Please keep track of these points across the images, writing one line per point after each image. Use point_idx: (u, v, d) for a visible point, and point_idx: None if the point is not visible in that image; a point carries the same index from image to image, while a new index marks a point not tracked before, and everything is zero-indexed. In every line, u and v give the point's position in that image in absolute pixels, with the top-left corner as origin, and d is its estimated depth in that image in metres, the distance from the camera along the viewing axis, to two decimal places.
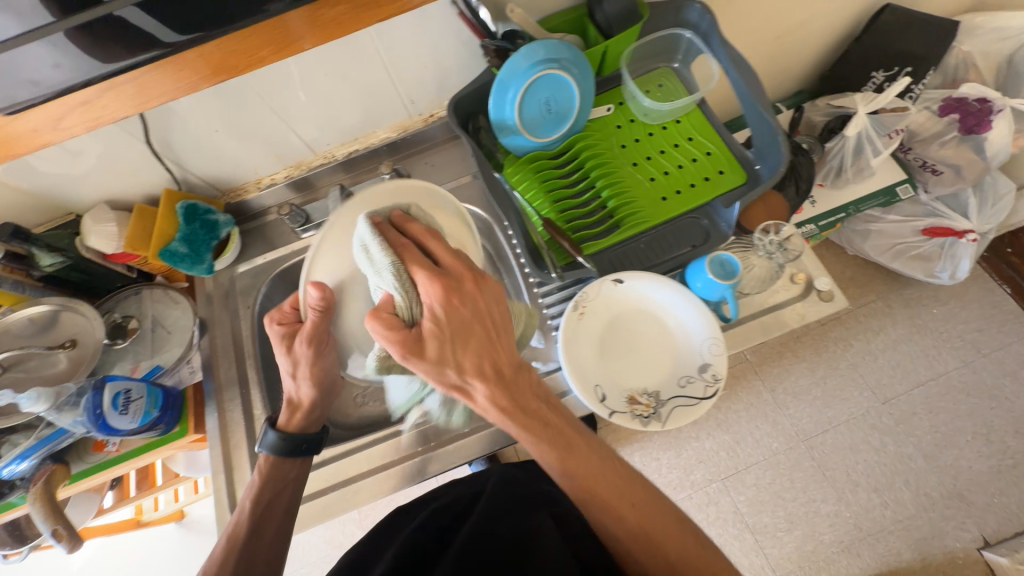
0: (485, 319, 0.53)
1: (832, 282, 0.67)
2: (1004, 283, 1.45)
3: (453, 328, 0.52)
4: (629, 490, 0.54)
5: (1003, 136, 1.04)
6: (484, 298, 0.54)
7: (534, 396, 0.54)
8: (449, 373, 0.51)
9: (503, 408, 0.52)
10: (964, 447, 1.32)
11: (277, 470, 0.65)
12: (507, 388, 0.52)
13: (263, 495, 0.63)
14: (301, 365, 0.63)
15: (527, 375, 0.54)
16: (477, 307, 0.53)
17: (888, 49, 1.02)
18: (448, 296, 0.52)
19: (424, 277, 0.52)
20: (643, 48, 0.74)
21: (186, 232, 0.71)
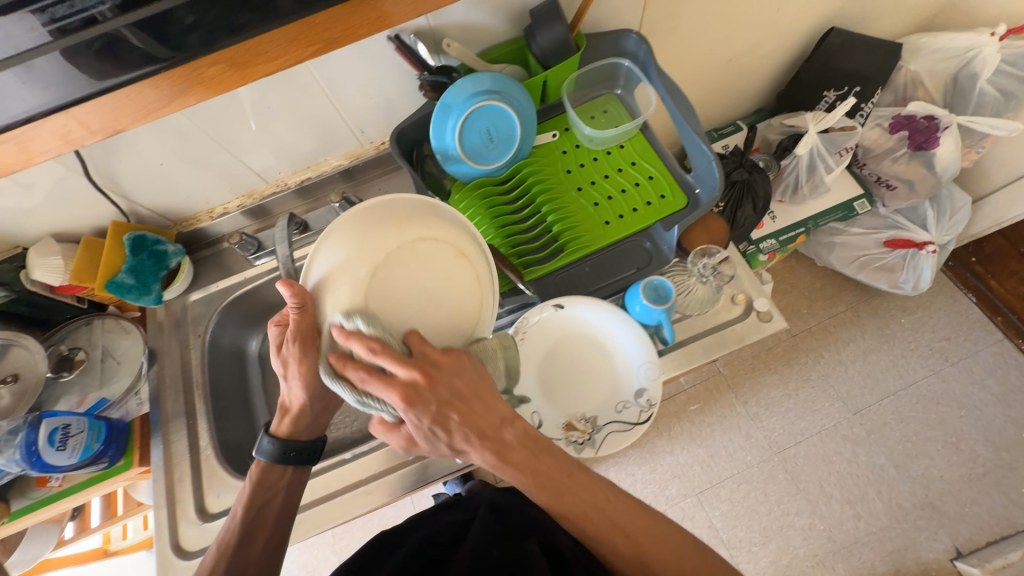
0: (455, 401, 0.49)
1: (771, 303, 0.68)
2: (970, 292, 1.46)
3: (433, 425, 0.48)
4: (614, 514, 0.53)
5: (950, 151, 1.07)
6: (451, 387, 0.48)
7: (523, 451, 0.51)
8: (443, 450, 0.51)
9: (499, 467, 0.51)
10: (935, 456, 1.32)
11: (272, 479, 0.61)
12: (498, 455, 0.50)
13: (254, 503, 0.60)
14: (289, 363, 0.55)
15: (510, 436, 0.51)
16: (444, 398, 0.48)
17: (837, 69, 1.05)
18: (415, 403, 0.47)
19: (384, 393, 0.46)
20: (585, 76, 0.76)
21: (132, 263, 0.71)
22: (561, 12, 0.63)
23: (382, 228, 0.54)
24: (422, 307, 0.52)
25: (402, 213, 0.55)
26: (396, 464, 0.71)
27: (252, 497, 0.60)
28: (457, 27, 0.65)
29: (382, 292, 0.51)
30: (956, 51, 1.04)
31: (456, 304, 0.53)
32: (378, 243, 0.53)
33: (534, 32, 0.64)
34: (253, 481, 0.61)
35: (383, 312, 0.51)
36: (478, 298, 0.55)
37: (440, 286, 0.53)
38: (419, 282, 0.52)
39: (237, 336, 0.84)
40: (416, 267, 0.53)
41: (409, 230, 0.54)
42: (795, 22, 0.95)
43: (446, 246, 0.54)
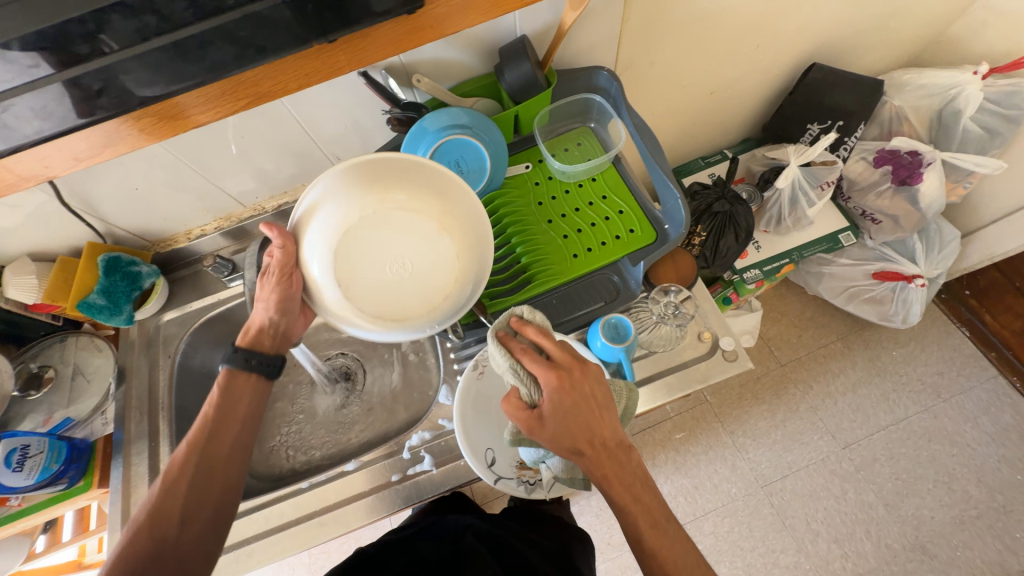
0: (593, 398, 0.51)
1: (736, 341, 0.69)
2: (963, 326, 1.42)
3: (568, 411, 0.49)
4: (684, 558, 0.48)
5: (934, 187, 1.07)
6: (590, 383, 0.51)
7: (634, 478, 0.50)
8: (563, 445, 0.50)
9: (604, 480, 0.50)
10: (926, 496, 1.27)
11: (245, 390, 0.58)
12: (608, 469, 0.49)
13: (219, 414, 0.55)
14: (265, 287, 0.58)
15: (628, 458, 0.50)
16: (583, 389, 0.50)
17: (820, 104, 1.05)
18: (561, 386, 0.50)
19: (539, 366, 0.50)
20: (558, 110, 0.77)
21: (105, 284, 0.72)
22: (528, 51, 0.64)
23: (368, 189, 0.54)
24: (398, 265, 0.55)
25: (393, 173, 0.55)
26: (350, 496, 0.66)
27: (221, 405, 0.56)
28: (428, 64, 0.65)
29: (364, 249, 0.55)
30: (939, 89, 1.04)
31: (433, 273, 0.57)
32: (365, 202, 0.54)
33: (502, 70, 0.65)
34: (219, 389, 0.57)
35: (361, 260, 0.55)
36: (455, 273, 0.57)
37: (417, 251, 0.56)
38: (399, 241, 0.55)
39: (209, 357, 0.84)
40: (398, 233, 0.55)
41: (402, 193, 0.55)
42: (776, 58, 0.95)
43: (428, 215, 0.56)
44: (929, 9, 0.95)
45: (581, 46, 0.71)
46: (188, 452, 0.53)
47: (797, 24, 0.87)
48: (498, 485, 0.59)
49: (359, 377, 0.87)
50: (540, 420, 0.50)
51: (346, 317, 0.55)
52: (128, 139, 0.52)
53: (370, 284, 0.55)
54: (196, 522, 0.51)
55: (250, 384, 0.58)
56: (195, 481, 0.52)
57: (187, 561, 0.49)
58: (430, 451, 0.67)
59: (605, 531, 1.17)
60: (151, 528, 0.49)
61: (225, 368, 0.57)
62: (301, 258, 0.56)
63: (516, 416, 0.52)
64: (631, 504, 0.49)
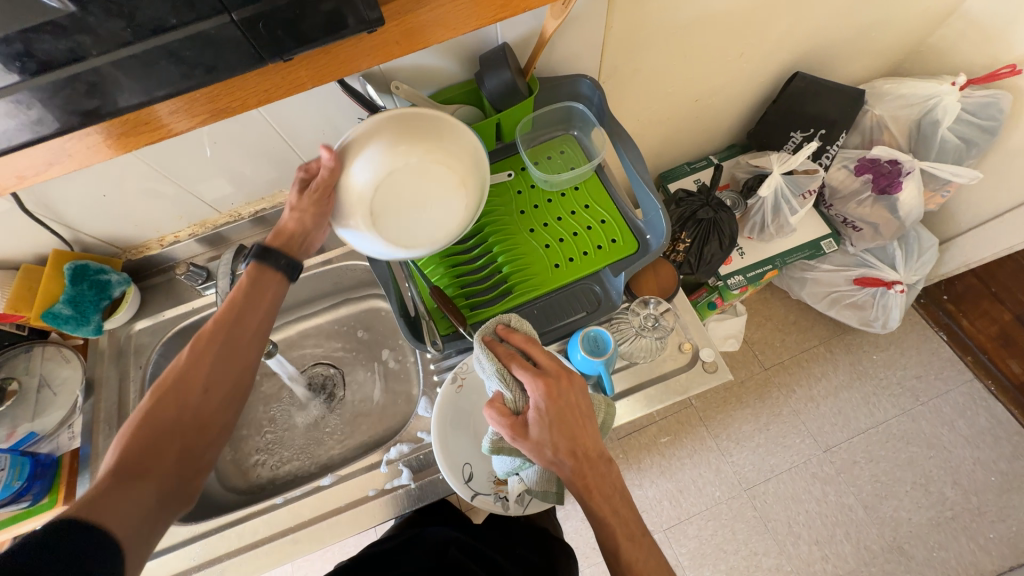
0: (578, 407, 0.50)
1: (716, 352, 0.69)
2: (940, 330, 1.45)
3: (553, 419, 0.49)
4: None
5: (913, 196, 1.09)
6: (575, 391, 0.51)
7: (613, 491, 0.49)
8: (546, 454, 0.48)
9: (585, 491, 0.48)
10: (903, 498, 1.30)
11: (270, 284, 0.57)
12: (589, 479, 0.48)
13: (245, 299, 0.54)
14: (304, 201, 0.55)
15: (608, 470, 0.49)
16: (569, 399, 0.50)
17: (804, 113, 1.06)
18: (548, 393, 0.49)
19: (527, 373, 0.50)
20: (541, 118, 0.76)
21: (72, 293, 0.70)
22: (509, 59, 0.62)
23: (403, 137, 0.52)
24: (412, 207, 0.53)
25: (416, 125, 0.53)
26: (326, 511, 0.65)
27: (248, 290, 0.55)
28: (407, 71, 0.64)
29: (384, 202, 0.52)
30: (919, 99, 1.05)
31: (453, 224, 0.56)
32: (384, 155, 0.51)
33: (482, 77, 0.64)
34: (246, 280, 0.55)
35: (378, 195, 0.52)
36: (455, 224, 0.56)
37: (431, 201, 0.54)
38: (417, 186, 0.53)
39: None
40: (417, 184, 0.52)
41: (435, 148, 0.52)
42: (760, 66, 0.96)
43: (450, 168, 0.53)
44: (909, 20, 0.96)
45: (563, 54, 0.70)
46: (215, 329, 0.53)
47: (781, 33, 0.87)
48: (474, 501, 0.58)
49: (338, 387, 0.86)
50: (525, 426, 0.49)
51: (355, 239, 0.54)
52: (75, 157, 0.43)
53: (393, 233, 0.54)
54: (214, 401, 0.51)
55: (274, 280, 0.57)
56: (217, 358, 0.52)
57: (200, 438, 0.50)
58: (408, 465, 0.66)
59: (590, 536, 1.17)
60: (171, 397, 0.50)
61: (251, 263, 0.55)
62: (345, 183, 0.53)
63: (499, 424, 0.50)
64: (610, 516, 0.48)
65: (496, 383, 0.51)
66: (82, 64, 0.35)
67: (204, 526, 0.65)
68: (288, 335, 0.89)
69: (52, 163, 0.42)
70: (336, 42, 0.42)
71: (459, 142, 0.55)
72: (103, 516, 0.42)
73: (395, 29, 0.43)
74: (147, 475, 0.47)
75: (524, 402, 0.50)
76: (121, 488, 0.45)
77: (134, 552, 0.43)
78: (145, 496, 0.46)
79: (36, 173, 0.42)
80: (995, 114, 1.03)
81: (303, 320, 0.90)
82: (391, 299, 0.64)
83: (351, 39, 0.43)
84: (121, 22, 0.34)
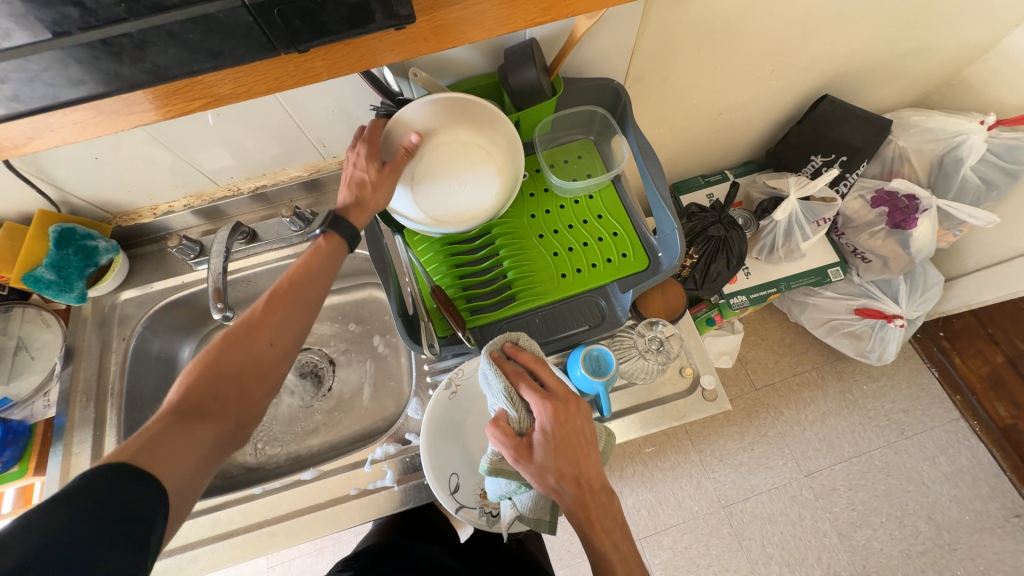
0: (584, 434, 0.49)
1: (716, 380, 0.68)
2: (933, 366, 1.44)
3: (559, 443, 0.48)
4: None
5: (926, 233, 1.07)
6: (579, 416, 0.50)
7: (614, 524, 0.48)
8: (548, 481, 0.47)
9: (586, 522, 0.47)
10: (877, 528, 1.30)
11: (336, 251, 0.56)
12: (592, 510, 0.47)
13: (319, 263, 0.54)
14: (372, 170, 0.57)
15: (610, 501, 0.49)
16: (575, 424, 0.49)
17: (827, 137, 1.03)
18: (556, 417, 0.49)
19: (535, 395, 0.49)
20: (561, 119, 0.73)
21: (56, 258, 0.66)
22: (536, 57, 0.59)
23: (457, 121, 0.61)
24: (451, 180, 0.62)
25: (455, 109, 0.59)
26: (303, 508, 0.64)
27: (320, 255, 0.55)
28: (427, 60, 0.60)
29: (428, 174, 0.61)
30: (945, 135, 1.03)
31: (483, 204, 0.64)
32: (433, 134, 0.60)
33: (505, 74, 0.60)
34: (319, 245, 0.55)
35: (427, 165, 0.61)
36: (484, 203, 0.64)
37: (467, 177, 0.62)
38: (459, 161, 0.61)
39: (169, 342, 0.80)
40: (455, 164, 0.61)
41: (480, 134, 0.62)
42: (790, 84, 0.93)
43: (490, 155, 0.62)
44: (945, 51, 0.93)
45: (591, 57, 0.67)
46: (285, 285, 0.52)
47: (814, 53, 0.84)
48: (458, 514, 0.57)
49: (327, 374, 0.85)
50: (529, 449, 0.48)
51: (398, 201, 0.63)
52: (59, 132, 0.39)
53: (429, 203, 0.63)
54: (274, 357, 0.50)
55: (337, 246, 0.56)
56: (284, 316, 0.51)
57: (256, 393, 0.49)
58: (393, 466, 0.65)
59: (566, 539, 1.18)
60: (235, 349, 0.49)
61: (328, 232, 0.55)
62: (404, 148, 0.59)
63: (501, 446, 0.48)
64: (612, 553, 0.47)
65: (501, 402, 0.51)
66: (69, 38, 0.32)
67: None
68: None
69: (33, 137, 0.39)
70: (360, 37, 0.39)
71: (492, 131, 0.62)
72: (160, 459, 0.42)
73: (426, 24, 0.40)
74: (205, 420, 0.46)
75: (529, 424, 0.49)
76: (182, 428, 0.44)
77: (181, 501, 0.42)
78: (200, 442, 0.45)
79: (16, 146, 0.39)
80: (1020, 158, 1.00)
81: None
82: (390, 296, 0.61)
83: (375, 34, 0.39)
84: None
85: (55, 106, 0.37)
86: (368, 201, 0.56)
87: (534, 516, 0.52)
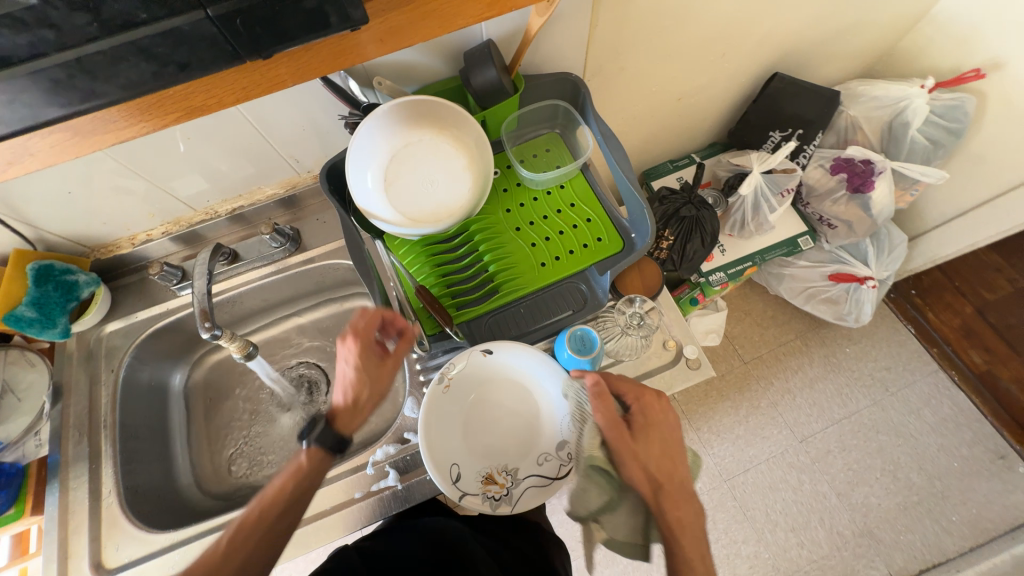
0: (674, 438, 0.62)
1: (699, 349, 0.70)
2: (908, 323, 1.49)
3: (655, 436, 0.61)
4: None
5: (884, 195, 1.12)
6: (672, 417, 0.63)
7: (695, 526, 0.58)
8: (643, 465, 0.60)
9: (672, 514, 0.58)
10: (873, 484, 1.34)
11: (321, 467, 0.58)
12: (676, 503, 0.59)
13: (295, 486, 0.56)
14: (357, 373, 0.61)
15: (692, 503, 0.60)
16: (668, 427, 0.62)
17: (782, 112, 1.08)
18: (654, 417, 0.62)
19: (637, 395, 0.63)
20: (526, 116, 0.76)
21: (36, 295, 0.66)
22: (495, 56, 0.61)
23: (421, 121, 0.62)
24: (424, 179, 0.63)
25: (418, 111, 0.61)
26: (310, 515, 0.65)
27: (299, 476, 0.56)
28: (391, 67, 0.62)
29: (400, 175, 0.62)
30: (891, 100, 1.09)
31: (458, 199, 0.65)
32: (400, 136, 0.61)
33: (467, 74, 0.62)
34: (295, 466, 0.57)
35: (399, 168, 0.62)
36: (460, 200, 0.65)
37: (440, 175, 0.63)
38: (430, 161, 0.63)
39: (158, 370, 0.80)
40: (427, 163, 0.63)
41: (446, 131, 0.63)
42: (742, 65, 0.97)
43: (458, 151, 0.63)
44: (882, 23, 0.99)
45: (548, 52, 0.70)
46: (258, 513, 0.54)
47: (760, 35, 0.89)
48: (462, 502, 0.58)
49: (322, 387, 0.86)
50: (631, 436, 0.61)
51: (375, 208, 0.63)
52: (37, 157, 0.41)
53: (404, 205, 0.63)
54: None
55: (320, 460, 0.58)
56: (255, 545, 0.53)
57: None
58: (393, 466, 0.67)
59: (575, 529, 1.22)
60: None
61: (311, 447, 0.57)
62: (373, 154, 0.62)
63: (604, 425, 0.60)
64: (696, 559, 0.56)
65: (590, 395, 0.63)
66: (49, 59, 0.34)
67: (183, 532, 0.65)
68: (272, 334, 0.89)
69: (13, 163, 0.41)
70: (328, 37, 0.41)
71: (457, 128, 0.63)
72: None
73: (389, 19, 0.42)
74: None
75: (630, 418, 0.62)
76: None
77: None
78: None
79: None
80: (960, 116, 1.07)
81: (288, 319, 0.90)
82: (375, 296, 0.62)
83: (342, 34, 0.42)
84: (85, 16, 0.32)
85: (36, 127, 0.38)
86: (361, 403, 0.61)
87: (616, 533, 0.60)
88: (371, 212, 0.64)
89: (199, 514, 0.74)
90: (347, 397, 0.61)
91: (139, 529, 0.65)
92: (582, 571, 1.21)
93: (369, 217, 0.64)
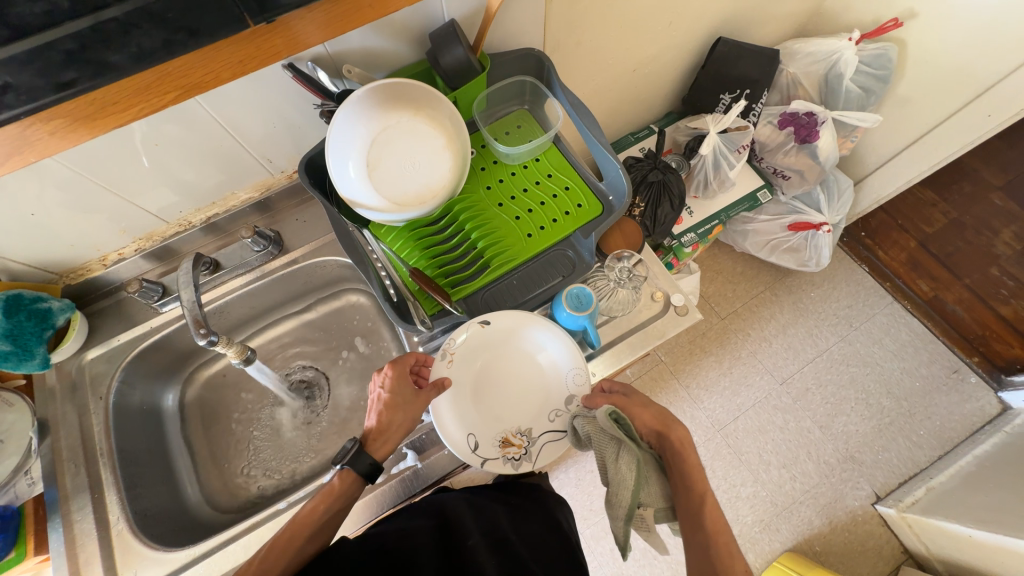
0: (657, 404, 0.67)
1: (685, 296, 0.74)
2: (863, 262, 1.60)
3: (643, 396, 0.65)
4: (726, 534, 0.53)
5: (829, 142, 1.21)
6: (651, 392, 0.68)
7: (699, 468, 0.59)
8: (649, 411, 0.63)
9: (680, 455, 0.59)
10: (850, 413, 1.44)
11: (351, 492, 0.60)
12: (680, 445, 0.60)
13: (327, 509, 0.57)
14: (388, 398, 0.62)
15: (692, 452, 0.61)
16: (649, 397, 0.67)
17: (729, 75, 1.14)
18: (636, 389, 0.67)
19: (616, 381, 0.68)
20: (494, 95, 0.78)
21: (8, 326, 0.62)
22: (460, 34, 0.62)
23: (396, 103, 0.62)
24: (406, 161, 0.64)
25: (392, 95, 0.62)
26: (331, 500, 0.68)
27: (330, 498, 0.58)
28: (358, 54, 0.63)
29: (381, 159, 0.63)
30: (824, 55, 1.17)
31: (441, 178, 0.66)
32: (377, 120, 0.62)
33: (436, 56, 0.63)
34: (329, 488, 0.59)
35: (380, 153, 0.63)
36: (443, 178, 0.66)
37: (421, 155, 0.64)
38: (408, 143, 0.63)
39: (148, 392, 0.77)
40: (406, 145, 0.63)
41: (421, 112, 0.64)
42: (689, 32, 1.02)
43: (436, 131, 0.64)
44: None
45: (508, 30, 0.72)
46: (292, 531, 0.55)
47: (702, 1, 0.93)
48: (484, 467, 0.61)
49: (323, 389, 0.85)
50: (626, 396, 0.64)
51: (360, 195, 0.64)
52: None
53: (389, 189, 0.64)
54: None
55: (351, 483, 0.60)
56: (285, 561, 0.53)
57: None
58: (412, 446, 0.71)
59: (586, 500, 1.27)
60: None
61: (345, 468, 0.60)
62: (353, 140, 0.62)
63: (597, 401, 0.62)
64: (700, 486, 0.56)
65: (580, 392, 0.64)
66: (58, 28, 0.38)
67: (203, 546, 0.63)
68: (264, 342, 0.88)
69: None
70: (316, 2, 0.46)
71: (431, 108, 0.64)
72: None
73: None
74: None
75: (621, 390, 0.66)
76: None
77: None
78: None
79: None
80: (886, 63, 1.16)
81: (277, 325, 0.89)
82: (373, 282, 0.63)
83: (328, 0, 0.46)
84: None
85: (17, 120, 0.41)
86: (391, 428, 0.62)
87: (658, 503, 0.56)
88: (357, 201, 0.64)
89: (214, 529, 0.73)
90: (379, 420, 0.62)
91: (157, 549, 0.63)
92: (597, 537, 1.24)
93: (355, 205, 0.64)
